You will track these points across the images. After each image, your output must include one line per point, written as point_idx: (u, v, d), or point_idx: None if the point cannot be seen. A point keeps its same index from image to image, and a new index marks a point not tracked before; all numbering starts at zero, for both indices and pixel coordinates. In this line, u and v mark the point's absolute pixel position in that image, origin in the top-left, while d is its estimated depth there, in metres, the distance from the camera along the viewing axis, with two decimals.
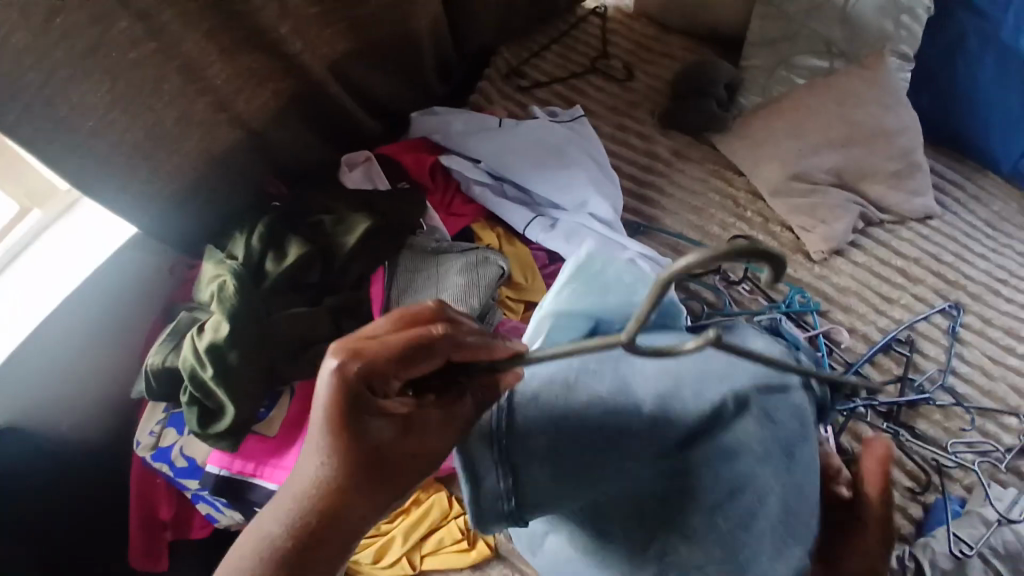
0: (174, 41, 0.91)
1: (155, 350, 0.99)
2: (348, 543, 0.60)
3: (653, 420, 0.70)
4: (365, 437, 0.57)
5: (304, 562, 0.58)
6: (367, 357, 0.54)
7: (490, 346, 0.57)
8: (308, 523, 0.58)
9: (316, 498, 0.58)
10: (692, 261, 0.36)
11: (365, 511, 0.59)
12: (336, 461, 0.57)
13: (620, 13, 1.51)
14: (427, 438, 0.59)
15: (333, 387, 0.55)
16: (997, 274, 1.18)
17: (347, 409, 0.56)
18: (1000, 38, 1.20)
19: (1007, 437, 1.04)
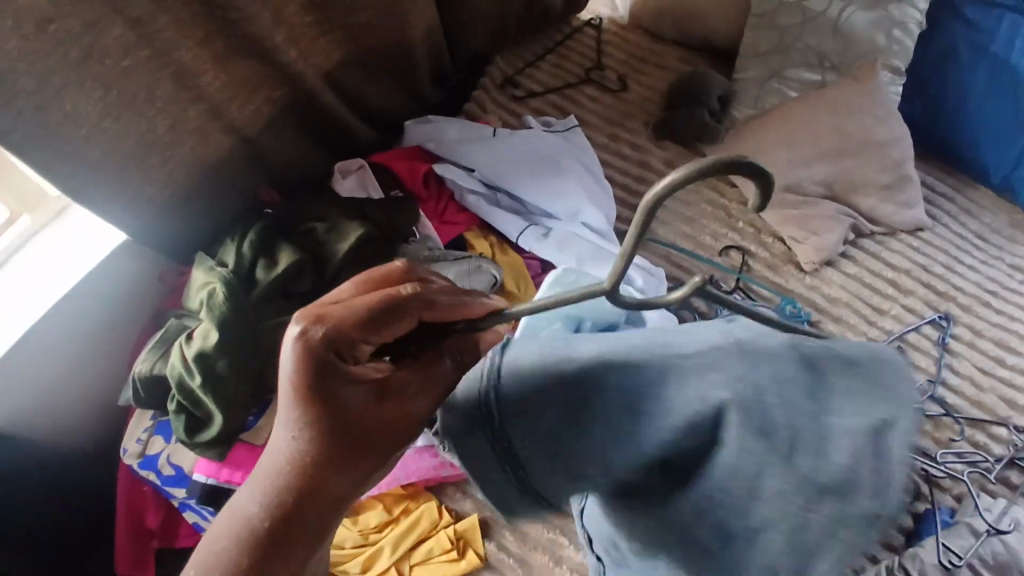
0: (167, 48, 0.91)
1: (143, 357, 0.98)
2: (329, 520, 0.58)
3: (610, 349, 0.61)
4: (341, 404, 0.56)
5: (285, 537, 0.56)
6: (336, 320, 0.55)
7: (462, 305, 0.59)
8: (284, 501, 0.56)
9: (291, 473, 0.56)
10: (678, 176, 0.40)
11: (347, 484, 0.58)
12: (310, 433, 0.56)
13: (614, 25, 1.53)
14: (405, 401, 0.59)
15: (305, 354, 0.55)
16: (987, 286, 1.19)
17: (319, 377, 0.55)
18: (992, 50, 1.23)
19: (996, 447, 1.04)
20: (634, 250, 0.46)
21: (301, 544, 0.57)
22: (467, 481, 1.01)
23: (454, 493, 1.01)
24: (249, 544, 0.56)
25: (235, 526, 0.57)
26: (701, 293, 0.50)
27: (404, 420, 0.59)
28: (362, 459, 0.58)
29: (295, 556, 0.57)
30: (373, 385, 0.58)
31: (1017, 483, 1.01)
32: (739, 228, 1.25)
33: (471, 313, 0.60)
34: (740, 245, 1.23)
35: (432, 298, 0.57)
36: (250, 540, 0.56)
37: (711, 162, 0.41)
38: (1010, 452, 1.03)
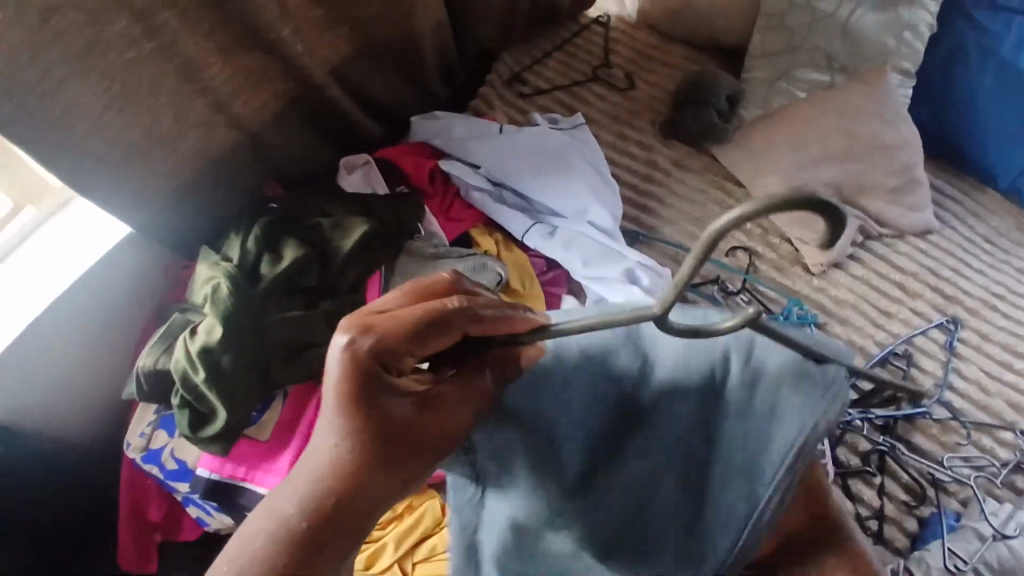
0: (172, 41, 0.91)
1: (147, 352, 0.98)
2: (360, 532, 0.57)
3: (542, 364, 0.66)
4: (383, 415, 0.56)
5: (318, 546, 0.55)
6: (385, 330, 0.55)
7: (511, 322, 0.58)
8: (321, 508, 0.55)
9: (331, 480, 0.56)
10: (755, 207, 0.39)
11: (383, 497, 0.57)
12: (354, 442, 0.56)
13: (623, 23, 1.51)
14: (446, 416, 0.60)
15: (351, 364, 0.55)
16: (994, 290, 1.18)
17: (363, 386, 0.55)
18: (1000, 53, 1.21)
19: (1002, 452, 1.04)
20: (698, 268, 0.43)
21: (333, 558, 0.56)
22: None
23: None
24: (278, 560, 0.54)
25: (262, 538, 0.55)
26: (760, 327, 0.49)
27: (445, 435, 0.60)
28: (401, 471, 0.58)
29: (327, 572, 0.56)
30: (413, 398, 0.58)
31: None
32: (746, 229, 1.24)
33: (517, 328, 0.58)
34: (747, 246, 1.22)
35: (481, 312, 0.57)
36: (281, 550, 0.54)
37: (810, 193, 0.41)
38: (1017, 457, 1.03)
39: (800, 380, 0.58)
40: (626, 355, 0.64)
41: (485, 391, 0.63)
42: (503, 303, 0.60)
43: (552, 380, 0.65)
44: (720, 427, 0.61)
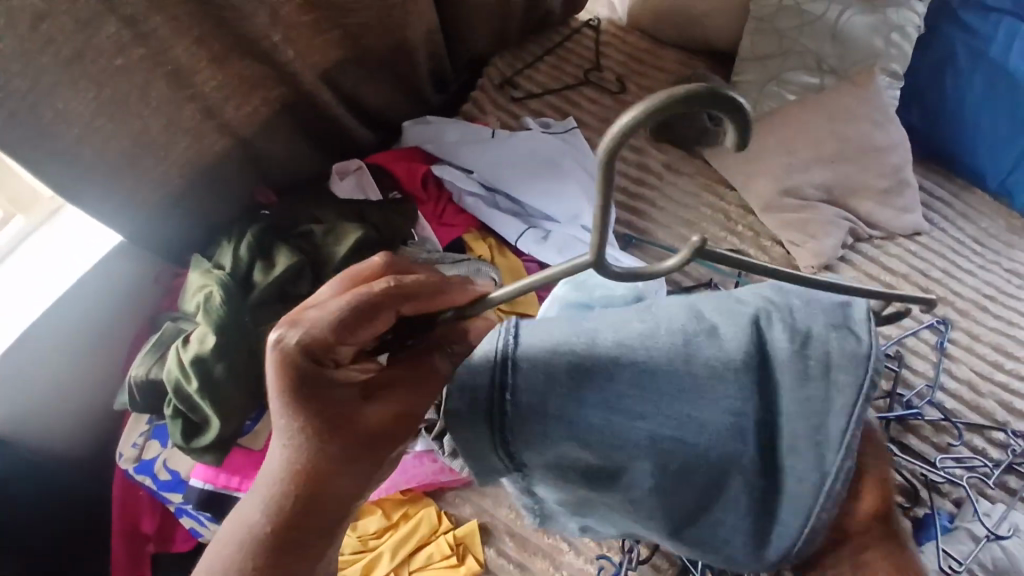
0: (163, 47, 0.90)
1: (139, 361, 0.97)
2: (331, 528, 0.57)
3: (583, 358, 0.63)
4: (329, 411, 0.55)
5: (288, 545, 0.55)
6: (312, 324, 0.53)
7: (443, 295, 0.57)
8: (285, 509, 0.55)
9: (289, 482, 0.55)
10: (635, 114, 0.40)
11: (349, 492, 0.57)
12: (302, 443, 0.55)
13: (614, 26, 1.52)
14: (396, 404, 0.58)
15: (283, 364, 0.53)
16: (985, 291, 1.19)
17: (300, 384, 0.53)
18: (990, 55, 1.23)
19: (994, 452, 1.05)
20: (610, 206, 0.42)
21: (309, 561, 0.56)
22: (467, 487, 1.01)
23: (454, 498, 1.00)
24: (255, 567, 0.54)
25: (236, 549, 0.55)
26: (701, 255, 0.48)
27: (397, 426, 0.58)
28: (358, 469, 0.56)
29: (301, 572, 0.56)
30: (359, 388, 0.57)
31: (1016, 487, 1.02)
32: (738, 232, 1.25)
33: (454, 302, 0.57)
34: (739, 248, 1.23)
35: (408, 291, 0.55)
36: (253, 556, 0.55)
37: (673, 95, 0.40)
38: (1008, 457, 1.04)
39: (854, 357, 0.60)
40: (670, 339, 0.63)
41: (436, 372, 0.61)
42: (437, 280, 0.57)
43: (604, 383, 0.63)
44: (788, 407, 0.61)
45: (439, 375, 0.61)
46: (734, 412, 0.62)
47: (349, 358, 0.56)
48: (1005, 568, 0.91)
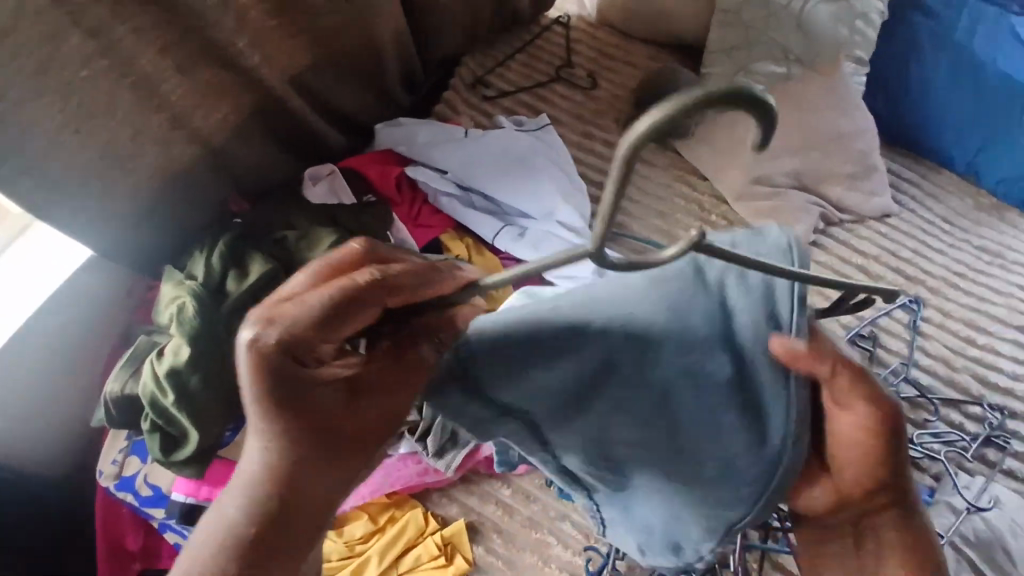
0: (127, 58, 0.89)
1: (113, 377, 0.96)
2: (313, 523, 0.56)
3: (560, 329, 0.61)
4: (309, 405, 0.55)
5: (268, 543, 0.54)
6: (296, 319, 0.53)
7: (430, 285, 0.56)
8: (264, 507, 0.54)
9: (266, 478, 0.54)
10: (667, 110, 0.37)
11: (329, 483, 0.56)
12: (286, 439, 0.55)
13: (583, 23, 1.53)
14: (381, 393, 0.59)
15: (260, 360, 0.53)
16: (955, 269, 1.22)
17: (278, 381, 0.54)
18: (954, 40, 1.26)
19: (971, 426, 1.07)
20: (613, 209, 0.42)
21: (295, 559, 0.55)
22: (452, 486, 1.01)
23: (440, 499, 1.00)
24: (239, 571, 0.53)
25: (216, 555, 0.53)
26: (703, 248, 0.46)
27: (381, 415, 0.59)
28: (344, 461, 0.57)
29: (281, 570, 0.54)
30: (342, 382, 0.57)
31: (994, 460, 1.04)
32: (713, 221, 1.26)
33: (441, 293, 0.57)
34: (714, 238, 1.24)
35: (393, 281, 0.55)
36: (228, 557, 0.53)
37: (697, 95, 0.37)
38: (984, 430, 1.06)
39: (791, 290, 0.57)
40: (638, 305, 0.61)
41: (421, 362, 0.62)
42: (423, 269, 0.57)
43: (571, 335, 0.61)
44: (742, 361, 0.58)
45: (424, 365, 0.62)
46: (717, 363, 0.59)
47: (332, 352, 0.56)
48: (986, 538, 0.93)
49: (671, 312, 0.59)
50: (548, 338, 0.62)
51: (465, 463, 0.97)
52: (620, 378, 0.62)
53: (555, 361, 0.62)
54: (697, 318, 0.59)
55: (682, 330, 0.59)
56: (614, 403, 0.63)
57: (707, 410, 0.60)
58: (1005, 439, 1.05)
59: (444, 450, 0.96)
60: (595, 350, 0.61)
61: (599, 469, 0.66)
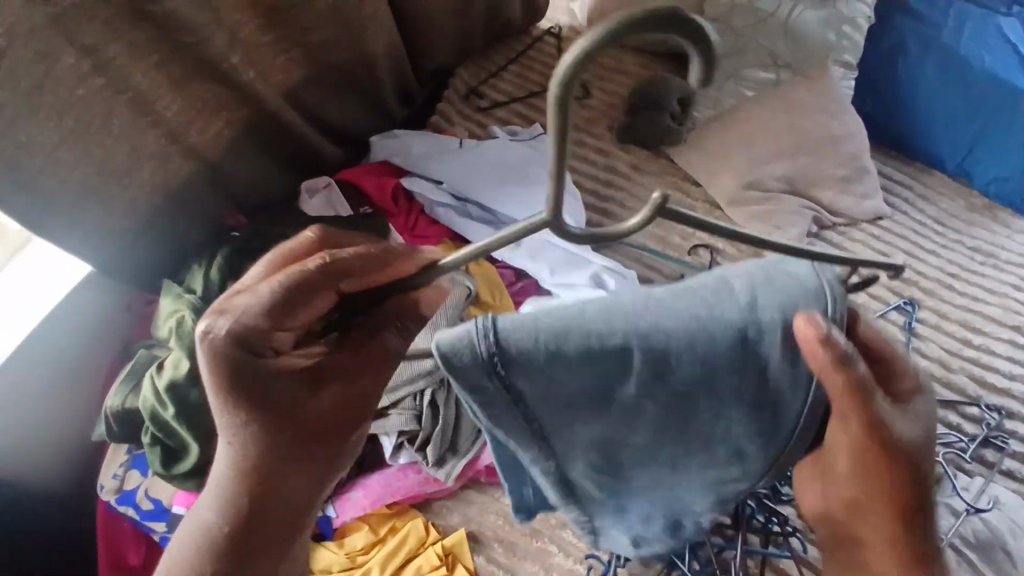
0: (122, 75, 0.90)
1: (113, 392, 0.96)
2: (285, 508, 0.59)
3: (582, 347, 0.58)
4: (273, 400, 0.57)
5: (246, 525, 0.58)
6: (244, 316, 0.52)
7: (388, 270, 0.54)
8: (238, 496, 0.57)
9: (238, 468, 0.57)
10: (585, 44, 0.37)
11: (300, 471, 0.60)
12: (248, 435, 0.56)
13: (574, 33, 1.55)
14: (339, 383, 0.61)
15: (218, 358, 0.53)
16: (948, 270, 1.23)
17: (239, 377, 0.54)
18: (941, 41, 1.28)
19: (969, 427, 1.07)
20: (561, 162, 0.40)
21: (279, 542, 0.60)
22: (453, 496, 1.01)
23: (440, 509, 1.00)
24: (226, 555, 0.58)
25: (205, 536, 0.58)
26: (663, 212, 0.47)
27: (341, 405, 0.61)
28: (309, 452, 0.60)
29: (259, 547, 0.59)
30: (303, 372, 0.59)
31: (992, 460, 1.05)
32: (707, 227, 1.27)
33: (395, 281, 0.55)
34: (709, 243, 1.24)
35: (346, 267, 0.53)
36: (213, 536, 0.58)
37: (623, 17, 0.37)
38: (983, 431, 1.07)
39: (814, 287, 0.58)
40: (667, 318, 0.58)
41: (379, 350, 0.62)
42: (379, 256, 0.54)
43: (593, 352, 0.58)
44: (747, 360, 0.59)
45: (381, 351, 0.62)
46: (744, 364, 0.59)
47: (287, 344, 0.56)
48: (986, 539, 0.93)
49: (699, 326, 0.58)
50: (570, 355, 0.58)
51: (465, 472, 0.99)
52: (639, 390, 0.61)
53: (574, 376, 0.59)
54: (717, 320, 0.58)
55: (701, 339, 0.58)
56: (632, 414, 0.63)
57: (722, 403, 0.61)
58: (1003, 439, 1.05)
59: (444, 459, 0.98)
60: (615, 366, 0.59)
61: (603, 474, 0.70)
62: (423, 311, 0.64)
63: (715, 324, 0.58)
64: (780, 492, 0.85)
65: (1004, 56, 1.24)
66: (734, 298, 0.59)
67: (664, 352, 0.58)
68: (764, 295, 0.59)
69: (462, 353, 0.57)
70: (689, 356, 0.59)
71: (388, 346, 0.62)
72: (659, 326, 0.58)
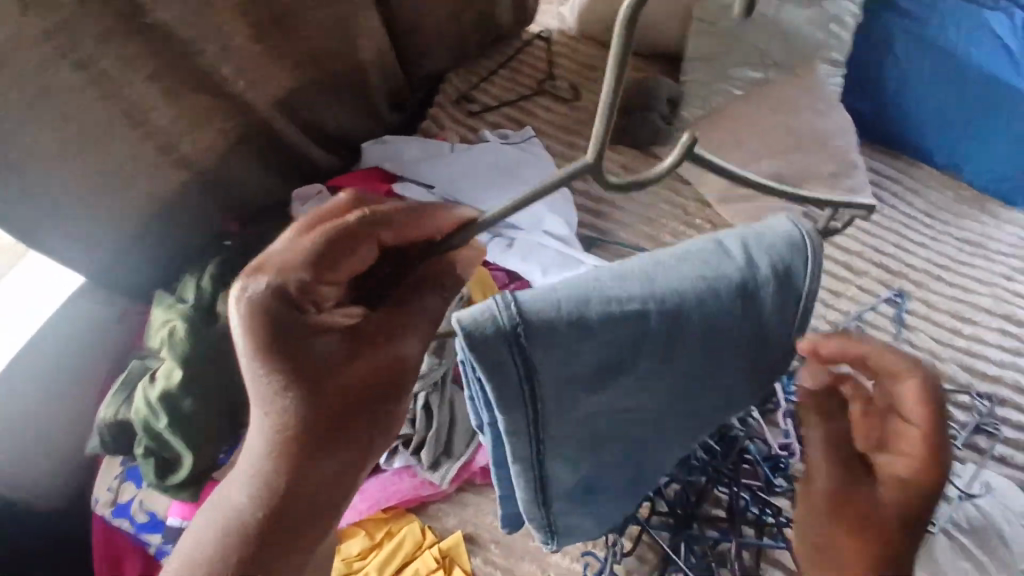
0: (114, 86, 0.90)
1: (107, 404, 0.96)
2: (327, 471, 0.61)
3: (601, 312, 0.61)
4: (312, 357, 0.59)
5: (293, 488, 0.60)
6: (289, 267, 0.58)
7: (423, 220, 0.59)
8: (281, 458, 0.60)
9: (279, 429, 0.59)
10: None
11: (341, 434, 0.61)
12: (289, 399, 0.59)
13: (564, 36, 1.56)
14: (379, 348, 0.62)
15: (259, 311, 0.57)
16: (938, 261, 1.23)
17: (278, 331, 0.58)
18: (928, 36, 1.29)
19: (961, 415, 1.07)
20: (614, 102, 0.48)
21: (324, 514, 0.62)
22: (448, 498, 1.01)
23: (436, 511, 1.00)
24: (270, 524, 0.60)
25: (247, 507, 0.60)
26: (691, 153, 0.55)
27: (382, 372, 0.63)
28: (350, 419, 0.61)
29: (303, 512, 0.61)
30: (340, 332, 0.61)
31: (985, 447, 1.05)
32: (697, 225, 1.27)
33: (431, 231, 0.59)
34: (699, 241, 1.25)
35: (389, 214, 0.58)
36: (260, 503, 0.60)
37: None
38: (974, 418, 1.07)
39: (795, 232, 0.69)
40: (679, 277, 0.64)
41: (417, 312, 0.64)
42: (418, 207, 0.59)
43: (614, 318, 0.62)
44: (747, 308, 0.66)
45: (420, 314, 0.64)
46: (739, 307, 0.66)
47: (327, 302, 0.60)
48: (979, 525, 0.93)
49: (708, 282, 0.64)
50: (593, 321, 0.61)
51: (460, 474, 0.98)
52: (654, 351, 0.64)
53: (593, 342, 0.62)
54: (716, 270, 0.65)
55: (704, 286, 0.64)
56: (646, 374, 0.66)
57: (728, 348, 0.67)
58: (995, 426, 1.06)
59: (439, 462, 0.98)
60: (635, 333, 0.63)
61: (579, 459, 0.70)
62: (457, 270, 0.66)
63: (722, 276, 0.65)
64: (775, 483, 0.85)
65: (990, 49, 1.25)
66: (733, 254, 0.67)
67: (682, 311, 0.64)
68: (758, 250, 0.67)
69: (482, 329, 0.58)
70: (699, 311, 0.64)
71: (424, 308, 0.64)
72: (677, 288, 0.64)
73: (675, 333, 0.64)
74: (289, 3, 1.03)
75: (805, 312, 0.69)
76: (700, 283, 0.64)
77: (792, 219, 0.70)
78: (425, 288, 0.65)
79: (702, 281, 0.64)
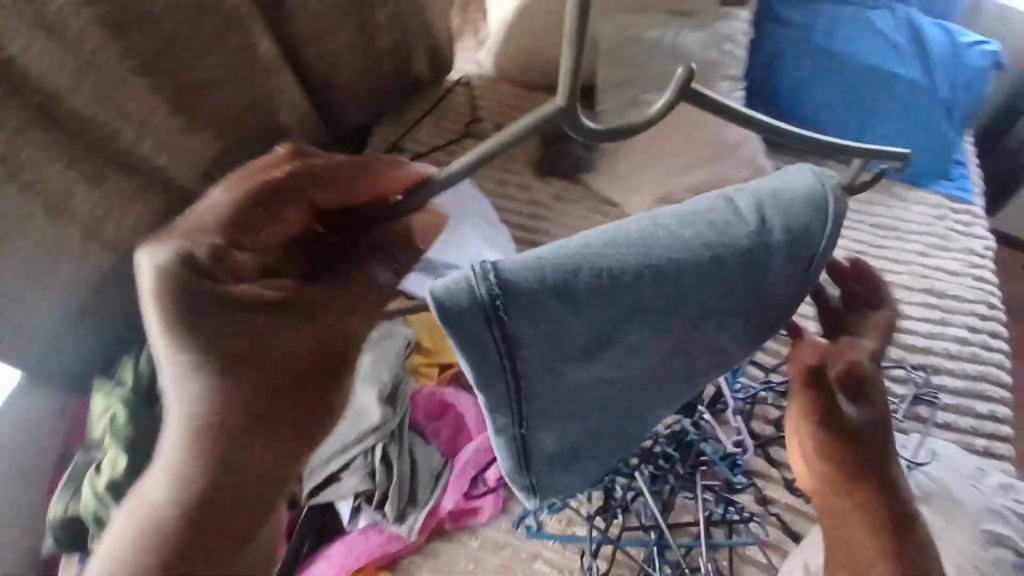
0: (31, 176, 0.89)
1: (55, 501, 0.93)
2: (260, 468, 0.50)
3: (593, 275, 0.52)
4: (232, 328, 0.52)
5: (205, 493, 0.48)
6: (206, 228, 0.53)
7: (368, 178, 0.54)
8: (194, 454, 0.49)
9: (192, 420, 0.50)
10: None
11: (271, 424, 0.51)
12: (205, 375, 0.51)
13: (484, 80, 1.63)
14: (325, 320, 0.55)
15: (168, 274, 0.51)
16: (854, 249, 1.32)
17: (191, 297, 0.51)
18: (812, 42, 1.42)
19: (899, 388, 1.15)
20: (580, 30, 0.40)
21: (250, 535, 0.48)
22: (419, 548, 1.00)
23: (409, 563, 0.99)
24: (190, 555, 0.47)
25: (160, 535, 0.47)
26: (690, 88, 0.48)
27: (314, 356, 0.54)
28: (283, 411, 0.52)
29: (220, 525, 0.48)
30: (267, 305, 0.54)
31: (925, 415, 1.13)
32: None
33: (373, 196, 0.55)
34: None
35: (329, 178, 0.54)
36: (164, 517, 0.48)
37: None
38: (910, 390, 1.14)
39: (817, 186, 0.58)
40: (678, 228, 0.55)
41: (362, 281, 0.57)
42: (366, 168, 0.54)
43: (605, 286, 0.53)
44: (761, 265, 0.57)
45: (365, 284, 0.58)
46: (741, 255, 0.56)
47: (257, 271, 0.54)
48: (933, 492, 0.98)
49: (717, 234, 0.55)
50: (585, 287, 0.52)
51: (428, 523, 1.00)
52: (651, 318, 0.56)
53: (583, 313, 0.53)
54: (710, 223, 0.55)
55: (691, 235, 0.55)
56: (635, 347, 0.58)
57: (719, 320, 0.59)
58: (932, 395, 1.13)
59: (404, 512, 0.99)
60: (629, 301, 0.54)
61: (573, 439, 0.65)
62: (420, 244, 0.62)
63: (727, 223, 0.56)
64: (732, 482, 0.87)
65: (881, 48, 1.39)
66: (743, 203, 0.57)
67: (681, 270, 0.54)
68: (769, 203, 0.58)
69: (460, 305, 0.50)
70: (715, 271, 0.55)
71: (369, 284, 0.58)
72: (672, 236, 0.54)
73: (677, 295, 0.55)
74: (204, 77, 1.04)
75: (814, 277, 0.58)
76: (703, 231, 0.55)
77: (818, 174, 0.59)
78: (375, 260, 0.59)
79: (705, 229, 0.55)
